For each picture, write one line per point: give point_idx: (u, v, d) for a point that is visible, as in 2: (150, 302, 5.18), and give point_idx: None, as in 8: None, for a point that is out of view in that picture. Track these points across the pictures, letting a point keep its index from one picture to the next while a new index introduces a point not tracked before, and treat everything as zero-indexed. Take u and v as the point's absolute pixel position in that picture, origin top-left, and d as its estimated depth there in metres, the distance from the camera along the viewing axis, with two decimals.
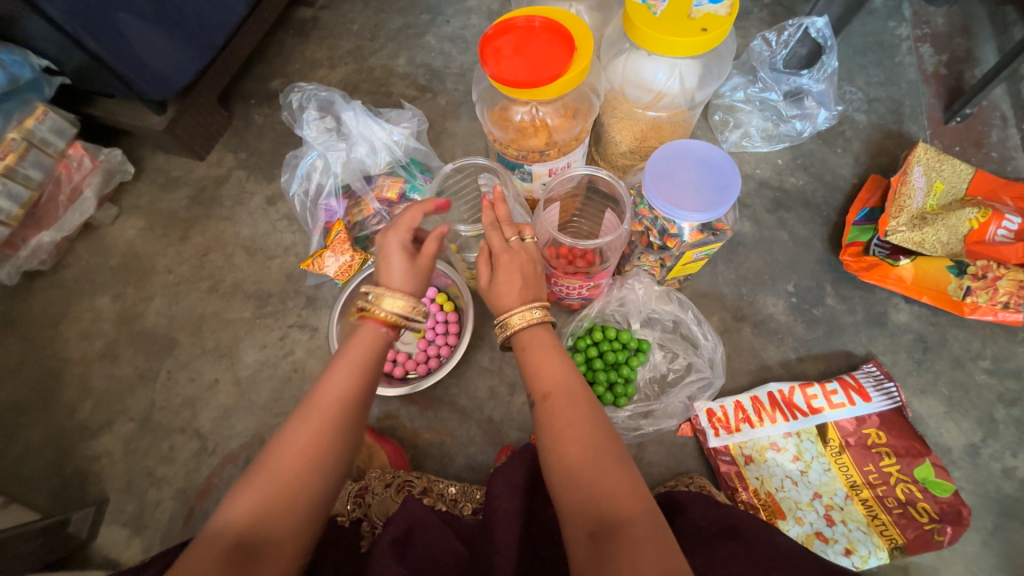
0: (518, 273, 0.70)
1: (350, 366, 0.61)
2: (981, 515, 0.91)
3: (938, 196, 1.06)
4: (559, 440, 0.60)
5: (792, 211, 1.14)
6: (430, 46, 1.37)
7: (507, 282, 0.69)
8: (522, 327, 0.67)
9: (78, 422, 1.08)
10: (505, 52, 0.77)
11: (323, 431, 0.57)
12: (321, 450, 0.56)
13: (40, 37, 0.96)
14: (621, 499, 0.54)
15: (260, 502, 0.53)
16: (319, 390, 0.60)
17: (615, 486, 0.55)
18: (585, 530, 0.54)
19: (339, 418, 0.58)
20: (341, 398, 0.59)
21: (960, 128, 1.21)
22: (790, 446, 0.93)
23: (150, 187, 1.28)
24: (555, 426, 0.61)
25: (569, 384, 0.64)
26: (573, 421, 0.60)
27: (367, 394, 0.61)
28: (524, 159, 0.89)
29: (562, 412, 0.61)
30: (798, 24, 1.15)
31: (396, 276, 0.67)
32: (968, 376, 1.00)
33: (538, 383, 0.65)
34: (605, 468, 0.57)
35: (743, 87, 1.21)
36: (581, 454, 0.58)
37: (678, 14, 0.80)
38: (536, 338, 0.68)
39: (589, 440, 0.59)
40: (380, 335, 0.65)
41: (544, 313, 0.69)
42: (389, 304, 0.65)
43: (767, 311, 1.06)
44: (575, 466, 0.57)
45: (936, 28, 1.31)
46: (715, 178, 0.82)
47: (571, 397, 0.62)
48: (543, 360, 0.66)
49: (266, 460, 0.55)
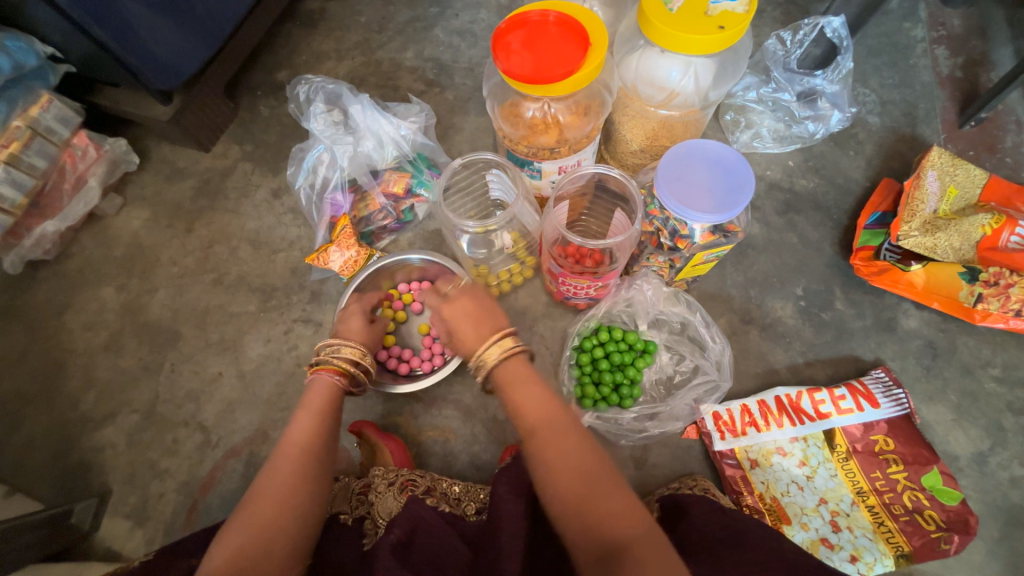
0: (475, 318, 0.76)
1: (312, 415, 0.73)
2: (988, 524, 0.91)
3: (951, 201, 1.04)
4: (552, 473, 0.63)
5: (803, 213, 1.12)
6: (439, 39, 1.35)
7: (467, 329, 0.75)
8: (492, 364, 0.71)
9: (81, 413, 1.08)
10: (515, 47, 0.76)
11: (292, 473, 0.67)
12: (293, 495, 0.65)
13: (46, 23, 0.95)
14: (621, 522, 0.59)
15: (246, 538, 0.61)
16: (285, 442, 0.70)
17: (613, 508, 0.60)
18: (592, 556, 0.57)
19: (308, 460, 0.69)
20: (304, 442, 0.70)
21: (974, 132, 1.19)
22: (796, 451, 0.93)
23: (155, 177, 1.27)
24: (546, 461, 0.64)
25: (552, 415, 0.68)
26: (562, 451, 0.64)
27: (328, 438, 0.73)
28: (534, 156, 0.88)
29: (551, 445, 0.65)
30: (813, 24, 1.14)
31: (354, 335, 0.86)
32: (977, 384, 0.99)
33: (523, 419, 0.68)
34: (600, 492, 0.61)
35: (755, 87, 1.19)
36: (573, 484, 0.62)
37: (695, 11, 0.79)
38: (512, 373, 0.71)
39: (580, 468, 0.63)
40: (332, 384, 0.77)
41: (514, 341, 0.72)
42: (343, 354, 0.79)
43: (775, 314, 1.05)
44: (570, 494, 0.61)
45: (952, 30, 1.29)
46: (728, 178, 0.81)
47: (556, 428, 0.66)
48: (524, 396, 0.69)
49: (242, 510, 0.64)
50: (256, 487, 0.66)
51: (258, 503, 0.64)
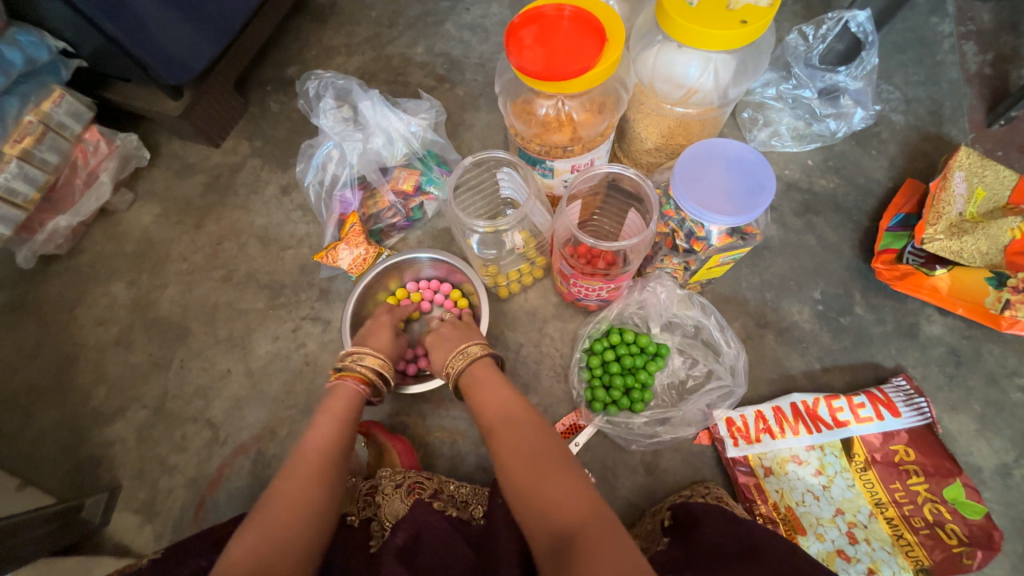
0: (450, 338, 0.86)
1: (332, 421, 0.74)
2: (1011, 539, 0.88)
3: (978, 203, 1.01)
4: (506, 465, 0.66)
5: (822, 215, 1.09)
6: (450, 34, 1.33)
7: (440, 351, 0.85)
8: (460, 371, 0.78)
9: (92, 408, 1.08)
10: (528, 42, 0.74)
11: (313, 475, 0.67)
12: (313, 497, 0.65)
13: (57, 18, 0.95)
14: (569, 507, 0.59)
15: (262, 536, 0.60)
16: (305, 445, 0.71)
17: (561, 494, 0.60)
18: (546, 544, 0.57)
19: (328, 464, 0.69)
20: (325, 447, 0.71)
21: (1003, 132, 1.15)
22: (813, 460, 0.90)
23: (166, 173, 1.27)
24: (502, 454, 0.67)
25: (509, 411, 0.71)
26: (515, 444, 0.67)
27: (346, 444, 0.73)
28: (546, 155, 0.86)
29: (506, 439, 0.68)
30: (837, 18, 1.09)
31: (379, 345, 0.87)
32: (1002, 393, 0.96)
33: (482, 419, 0.73)
34: (549, 479, 0.62)
35: (775, 83, 1.16)
36: (523, 473, 0.64)
37: (716, 5, 0.76)
38: (477, 376, 0.77)
39: (531, 457, 0.65)
40: (355, 391, 0.79)
41: (481, 349, 0.80)
42: (365, 361, 0.81)
43: (792, 318, 1.03)
44: (521, 483, 0.63)
45: (982, 24, 1.24)
46: (747, 179, 0.78)
47: (512, 422, 0.70)
48: (485, 396, 0.74)
49: (260, 512, 0.63)
50: (273, 488, 0.65)
51: (277, 503, 0.63)
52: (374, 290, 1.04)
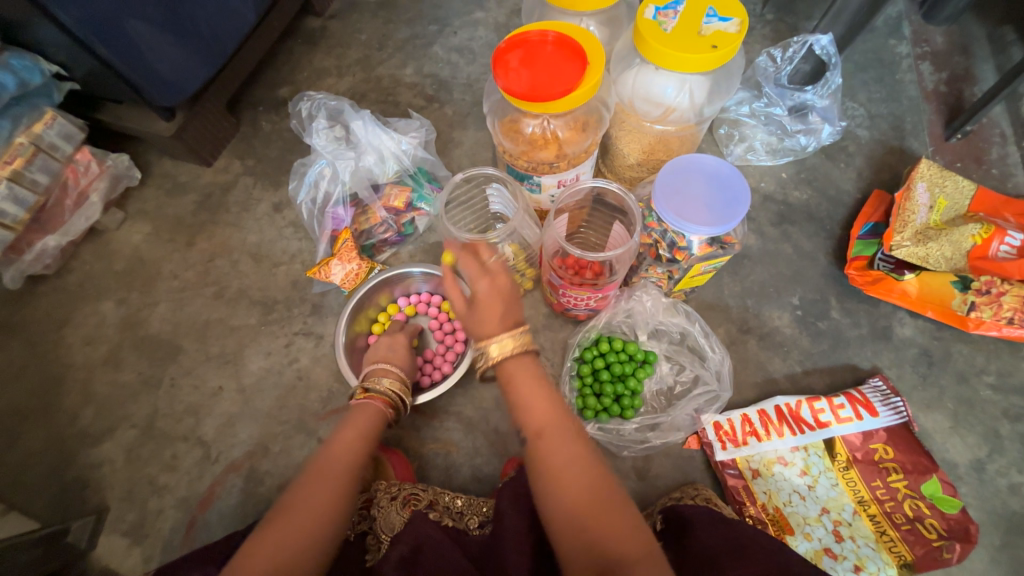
0: (493, 302, 0.67)
1: (356, 437, 0.77)
2: (988, 532, 0.91)
3: (941, 212, 1.07)
4: (553, 480, 0.60)
5: (797, 224, 1.15)
6: (438, 56, 1.38)
7: (482, 310, 0.67)
8: (501, 357, 0.66)
9: (79, 429, 1.07)
10: (514, 64, 0.78)
11: (333, 486, 0.70)
12: (333, 508, 0.67)
13: (50, 42, 0.97)
14: (622, 541, 0.55)
15: (282, 536, 0.62)
16: (326, 456, 0.73)
17: (615, 527, 0.56)
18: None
19: (347, 477, 0.72)
20: (346, 460, 0.74)
21: (961, 144, 1.23)
22: (798, 460, 0.93)
23: (157, 192, 1.28)
24: (550, 467, 0.61)
25: (560, 419, 0.64)
26: (569, 458, 0.61)
27: (364, 461, 0.76)
28: (534, 170, 0.90)
29: (556, 452, 0.61)
30: (802, 41, 1.17)
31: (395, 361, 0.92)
32: (973, 391, 1.01)
33: (529, 421, 0.64)
34: (603, 508, 0.58)
35: (748, 102, 1.23)
36: (575, 495, 0.59)
37: (689, 31, 0.82)
38: (520, 370, 0.67)
39: (583, 477, 0.60)
40: (381, 410, 0.84)
41: (527, 342, 0.67)
42: (387, 381, 0.86)
43: (773, 323, 1.07)
44: (570, 505, 0.58)
45: (936, 46, 1.33)
46: (724, 192, 0.82)
47: (563, 433, 0.63)
48: (531, 395, 0.65)
49: (280, 517, 0.65)
50: (294, 494, 0.68)
51: (298, 508, 0.66)
52: (366, 304, 1.06)
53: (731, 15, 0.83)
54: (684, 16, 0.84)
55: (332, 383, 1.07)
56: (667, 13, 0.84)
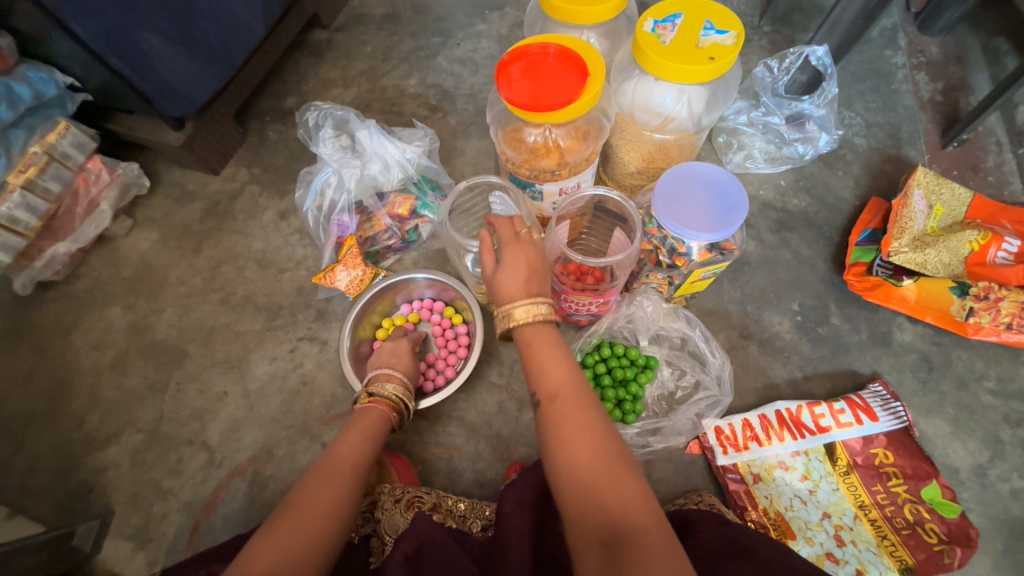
0: (523, 270, 0.71)
1: (361, 439, 0.79)
2: (991, 537, 0.91)
3: (938, 218, 1.08)
4: (565, 442, 0.60)
5: (796, 231, 1.16)
6: (442, 67, 1.41)
7: (512, 276, 0.71)
8: (525, 321, 0.69)
9: (85, 433, 1.08)
10: (516, 76, 0.80)
11: (341, 484, 0.72)
12: (339, 506, 0.69)
13: (66, 55, 0.99)
14: (629, 506, 0.54)
15: (291, 532, 0.63)
16: (332, 457, 0.75)
17: (623, 491, 0.56)
18: (594, 539, 0.53)
19: (352, 476, 0.74)
20: (352, 460, 0.76)
21: (957, 152, 1.24)
22: (798, 465, 0.94)
23: (165, 200, 1.30)
24: (563, 428, 0.61)
25: (576, 383, 0.65)
26: (579, 420, 0.62)
27: (369, 464, 0.78)
28: (536, 179, 0.91)
29: (569, 413, 0.62)
30: (799, 53, 1.20)
31: (400, 365, 0.93)
32: (973, 396, 1.01)
33: (544, 384, 0.66)
34: (612, 471, 0.57)
35: (745, 111, 1.25)
36: (586, 456, 0.59)
37: (687, 43, 0.84)
38: (541, 335, 0.69)
39: (596, 440, 0.60)
40: (386, 415, 0.85)
41: (549, 311, 0.70)
42: (392, 386, 0.87)
43: (773, 329, 1.08)
44: (580, 467, 0.58)
45: (931, 57, 1.36)
46: (723, 199, 0.84)
47: (577, 398, 0.64)
48: (549, 360, 0.67)
49: (287, 514, 0.66)
50: (302, 493, 0.69)
51: (306, 506, 0.67)
52: (370, 310, 1.07)
53: (728, 28, 0.85)
54: (682, 29, 0.86)
55: (336, 388, 1.08)
56: (665, 26, 0.87)
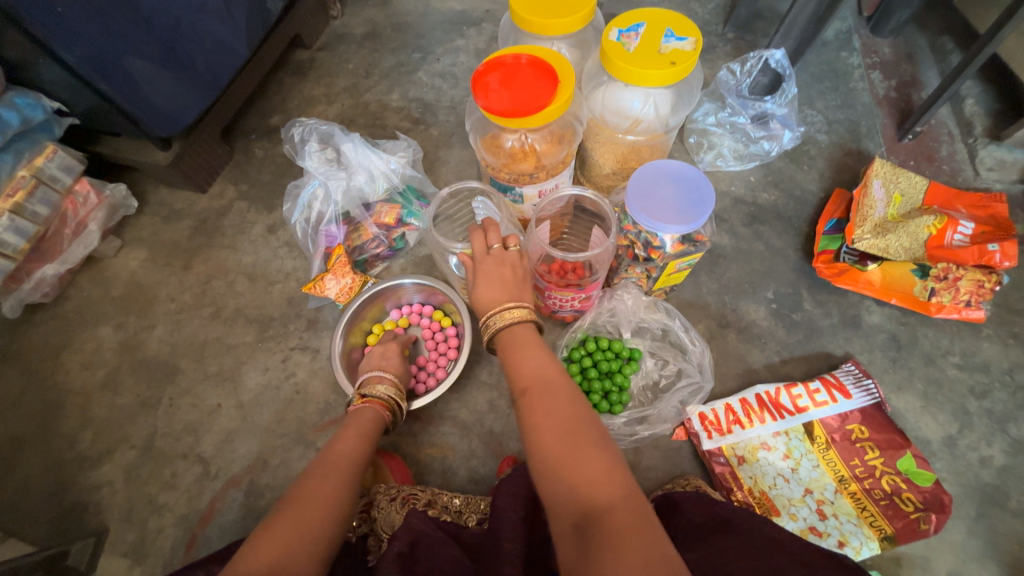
0: (497, 280, 0.76)
1: (358, 436, 0.82)
2: (964, 504, 0.95)
3: (897, 206, 1.15)
4: (538, 433, 0.63)
5: (767, 224, 1.22)
6: (422, 81, 1.46)
7: (487, 288, 0.76)
8: (501, 328, 0.74)
9: (77, 453, 1.08)
10: (493, 86, 0.85)
11: (339, 479, 0.73)
12: (338, 499, 0.71)
13: (53, 81, 1.02)
14: (600, 487, 0.56)
15: (296, 522, 0.64)
16: (331, 454, 0.77)
17: (593, 474, 0.57)
18: (570, 521, 0.55)
19: (351, 471, 0.76)
20: (350, 456, 0.78)
21: (912, 144, 1.32)
22: (780, 445, 0.97)
23: (153, 219, 1.32)
24: (535, 419, 0.65)
25: (547, 377, 0.68)
26: (550, 410, 0.64)
27: (366, 459, 0.80)
28: (515, 182, 0.96)
29: (540, 405, 0.65)
30: (758, 56, 1.27)
31: (391, 368, 0.96)
32: (940, 371, 1.06)
33: (518, 380, 0.70)
34: (583, 455, 0.59)
35: (713, 112, 1.32)
36: (558, 444, 0.61)
37: (650, 50, 0.90)
38: (516, 336, 0.73)
39: (567, 428, 0.62)
40: (380, 414, 0.87)
41: (525, 313, 0.74)
42: (386, 387, 0.90)
43: (750, 317, 1.12)
44: (553, 455, 0.61)
45: (884, 57, 1.44)
46: (690, 194, 0.89)
47: (549, 390, 0.67)
48: (522, 358, 0.71)
49: (287, 510, 0.66)
50: (303, 486, 0.70)
51: (309, 499, 0.68)
52: (360, 316, 1.09)
53: (687, 35, 0.91)
54: (644, 37, 0.92)
55: (329, 395, 1.10)
56: (630, 35, 0.92)
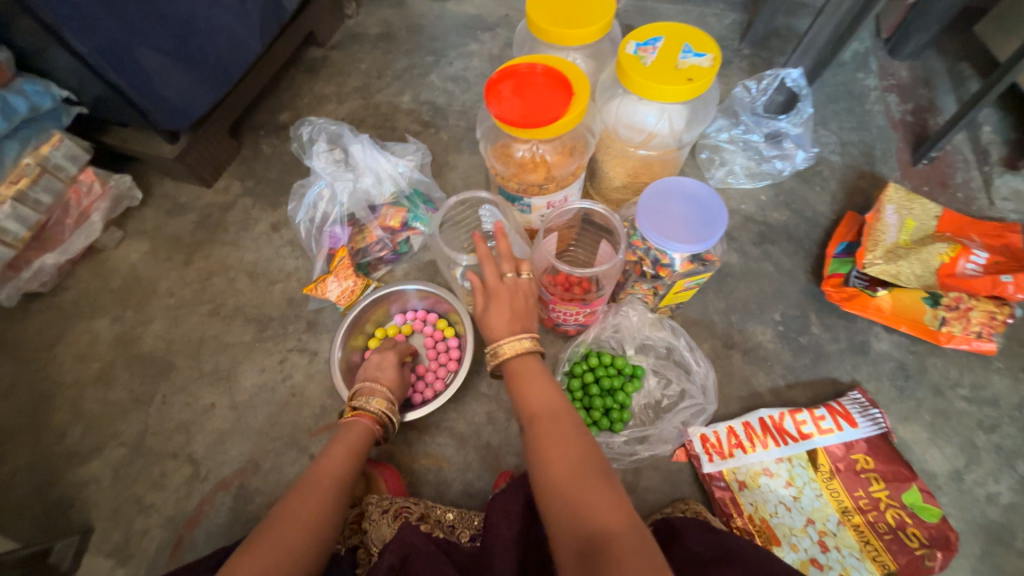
0: (507, 308, 0.75)
1: (345, 452, 0.80)
2: (970, 542, 0.93)
3: (910, 232, 1.13)
4: (544, 461, 0.62)
5: (776, 244, 1.20)
6: (434, 85, 1.45)
7: (497, 316, 0.75)
8: (510, 356, 0.72)
9: (67, 447, 1.06)
10: (506, 94, 0.83)
11: (323, 498, 0.72)
12: (322, 518, 0.69)
13: (63, 69, 1.01)
14: (604, 514, 0.54)
15: (275, 542, 0.63)
16: (317, 471, 0.76)
17: (597, 501, 0.56)
18: (572, 551, 0.53)
19: (336, 490, 0.74)
20: (335, 475, 0.76)
21: (927, 169, 1.30)
22: (782, 472, 0.95)
23: (157, 212, 1.31)
24: (541, 447, 0.64)
25: (554, 406, 0.68)
26: (557, 438, 0.63)
27: (353, 480, 0.78)
28: (524, 192, 0.95)
29: (547, 434, 0.64)
30: (775, 75, 1.27)
31: (386, 380, 0.92)
32: (948, 403, 1.04)
33: (525, 408, 0.69)
34: (586, 483, 0.58)
35: (726, 129, 1.31)
36: (563, 471, 0.60)
37: (667, 65, 0.89)
38: (524, 365, 0.73)
39: (573, 457, 0.61)
40: (368, 429, 0.85)
41: (534, 343, 0.74)
42: (375, 402, 0.87)
43: (756, 338, 1.11)
44: (557, 482, 0.59)
45: (901, 80, 1.43)
46: (703, 212, 0.87)
47: (557, 419, 0.66)
48: (530, 386, 0.70)
49: (270, 527, 0.65)
50: (285, 506, 0.69)
51: (289, 516, 0.67)
52: (364, 319, 1.08)
53: (705, 51, 0.90)
54: (662, 51, 0.91)
55: (325, 399, 1.08)
56: (647, 49, 0.91)
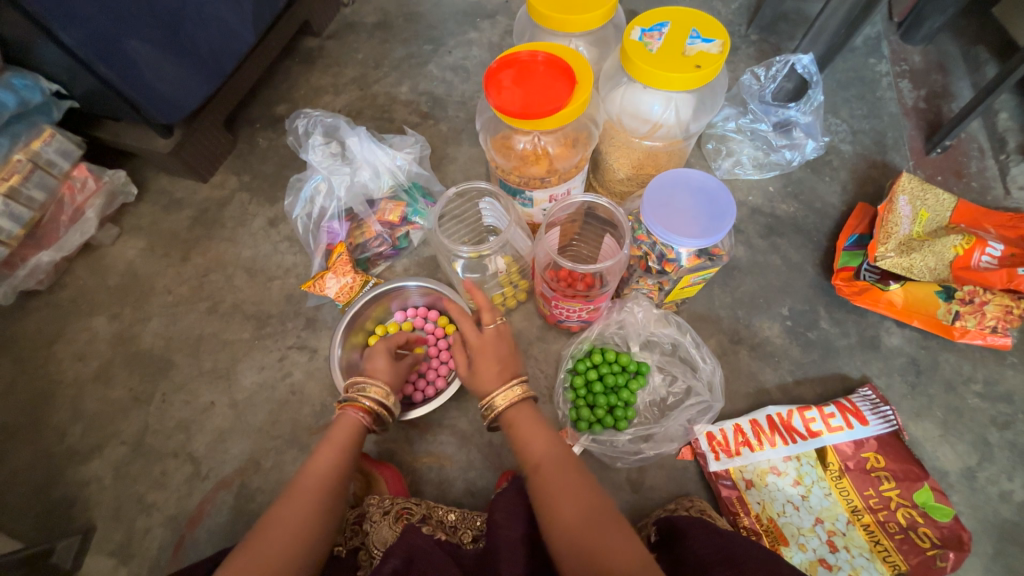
0: (494, 358, 0.78)
1: (334, 451, 0.75)
2: (982, 540, 0.92)
3: (923, 223, 1.09)
4: (555, 508, 0.65)
5: (785, 236, 1.17)
6: (433, 75, 1.42)
7: (486, 369, 0.77)
8: (505, 407, 0.75)
9: (67, 447, 1.05)
10: (506, 83, 0.80)
11: (310, 503, 0.69)
12: (309, 524, 0.67)
13: (51, 62, 0.98)
14: (621, 556, 0.59)
15: (258, 562, 0.62)
16: (304, 473, 0.73)
17: (612, 543, 0.60)
18: None
19: (322, 493, 0.70)
20: (322, 476, 0.72)
21: (941, 158, 1.26)
22: (790, 470, 0.94)
23: (153, 208, 1.29)
24: (550, 496, 0.67)
25: (556, 452, 0.71)
26: (564, 486, 0.67)
27: (344, 479, 0.74)
28: (525, 185, 0.91)
29: (554, 481, 0.68)
30: (784, 61, 1.22)
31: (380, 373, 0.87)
32: (961, 400, 1.02)
33: (528, 456, 0.72)
34: (600, 526, 0.62)
35: (734, 118, 1.27)
36: (576, 518, 0.63)
37: (673, 52, 0.85)
38: (521, 414, 0.75)
39: (582, 503, 0.65)
40: (353, 420, 0.80)
41: (525, 388, 0.76)
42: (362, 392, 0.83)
43: (763, 334, 1.08)
44: (571, 529, 0.63)
45: (914, 65, 1.38)
46: (711, 206, 0.84)
47: (560, 467, 0.69)
48: (531, 434, 0.73)
49: (255, 537, 0.65)
50: (272, 515, 0.67)
51: (273, 530, 0.65)
52: (363, 317, 1.06)
53: (714, 37, 0.86)
54: (668, 38, 0.87)
55: (326, 398, 1.07)
56: (653, 35, 0.87)
